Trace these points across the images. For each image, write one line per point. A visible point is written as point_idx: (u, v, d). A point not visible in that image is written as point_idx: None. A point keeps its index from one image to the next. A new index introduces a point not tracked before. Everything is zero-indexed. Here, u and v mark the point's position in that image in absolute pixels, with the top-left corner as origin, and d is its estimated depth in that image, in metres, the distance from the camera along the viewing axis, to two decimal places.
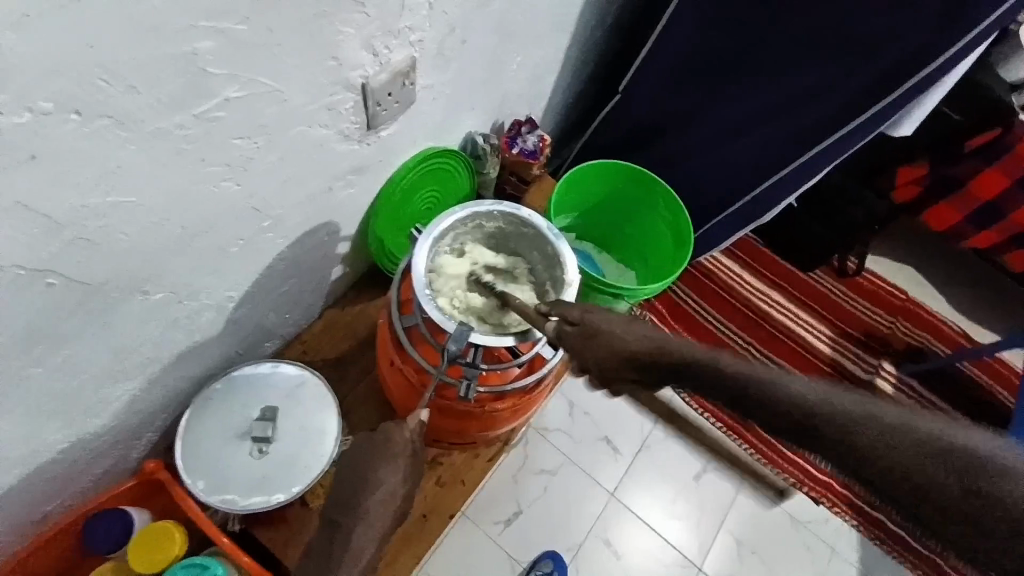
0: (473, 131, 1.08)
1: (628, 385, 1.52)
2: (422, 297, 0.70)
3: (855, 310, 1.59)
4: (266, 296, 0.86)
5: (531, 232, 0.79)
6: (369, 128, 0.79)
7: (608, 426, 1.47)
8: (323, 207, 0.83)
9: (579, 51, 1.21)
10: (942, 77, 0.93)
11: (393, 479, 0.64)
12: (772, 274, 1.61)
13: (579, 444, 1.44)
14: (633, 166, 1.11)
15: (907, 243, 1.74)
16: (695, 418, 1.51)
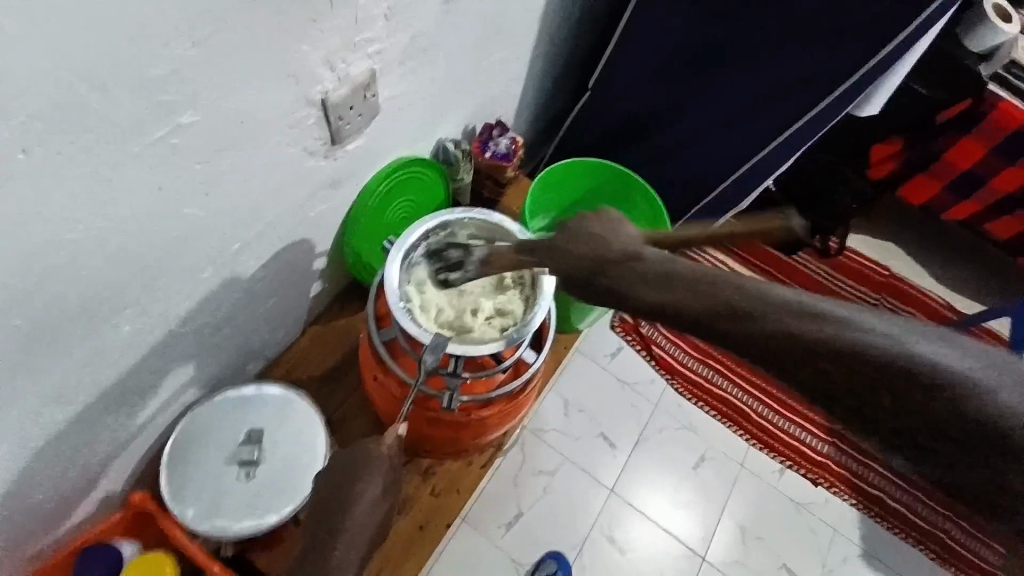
0: (445, 137, 1.08)
1: (621, 379, 1.52)
2: (398, 312, 0.69)
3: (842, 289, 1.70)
4: (246, 315, 0.85)
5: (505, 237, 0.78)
6: (335, 143, 0.78)
7: (604, 421, 1.47)
8: (296, 224, 0.83)
9: (546, 50, 1.21)
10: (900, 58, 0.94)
11: (372, 492, 0.65)
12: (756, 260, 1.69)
13: (575, 441, 1.45)
14: (607, 162, 1.11)
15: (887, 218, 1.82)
16: (690, 408, 1.51)
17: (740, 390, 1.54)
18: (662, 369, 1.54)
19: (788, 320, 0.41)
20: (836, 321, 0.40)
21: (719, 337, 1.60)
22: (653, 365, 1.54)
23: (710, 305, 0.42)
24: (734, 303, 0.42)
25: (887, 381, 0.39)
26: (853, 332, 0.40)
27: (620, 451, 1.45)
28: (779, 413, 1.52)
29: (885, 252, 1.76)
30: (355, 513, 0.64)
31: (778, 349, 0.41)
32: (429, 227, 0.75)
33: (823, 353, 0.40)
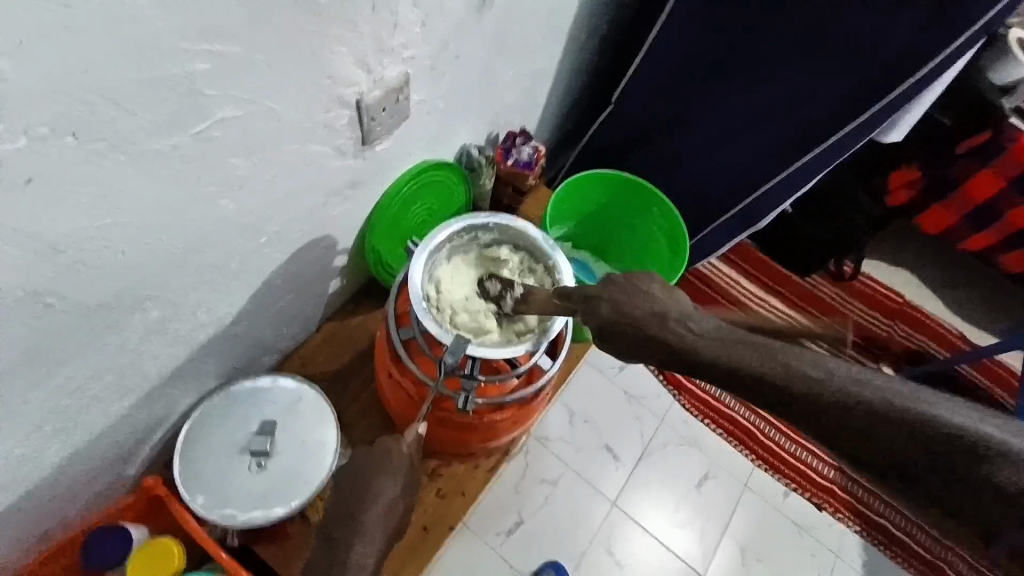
0: (468, 143, 1.09)
1: (629, 392, 1.52)
2: (420, 311, 0.69)
3: (854, 314, 1.71)
4: (266, 308, 0.86)
5: (528, 243, 0.78)
6: (364, 144, 0.79)
7: (609, 433, 1.47)
8: (320, 221, 0.84)
9: (571, 62, 1.23)
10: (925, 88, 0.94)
11: (390, 492, 0.66)
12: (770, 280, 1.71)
13: (580, 452, 1.44)
14: (627, 174, 1.11)
15: (899, 245, 1.84)
16: (697, 425, 1.51)
17: (747, 410, 1.53)
18: (670, 384, 1.54)
19: (864, 401, 0.45)
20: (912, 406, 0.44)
21: None
22: (661, 380, 1.55)
23: (781, 380, 0.47)
24: (804, 387, 0.47)
25: (943, 461, 0.42)
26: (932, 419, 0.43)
27: (624, 464, 1.45)
28: (786, 435, 1.51)
29: (895, 278, 1.79)
30: (367, 510, 0.64)
31: (849, 426, 0.45)
32: (453, 230, 0.75)
33: (898, 434, 0.43)
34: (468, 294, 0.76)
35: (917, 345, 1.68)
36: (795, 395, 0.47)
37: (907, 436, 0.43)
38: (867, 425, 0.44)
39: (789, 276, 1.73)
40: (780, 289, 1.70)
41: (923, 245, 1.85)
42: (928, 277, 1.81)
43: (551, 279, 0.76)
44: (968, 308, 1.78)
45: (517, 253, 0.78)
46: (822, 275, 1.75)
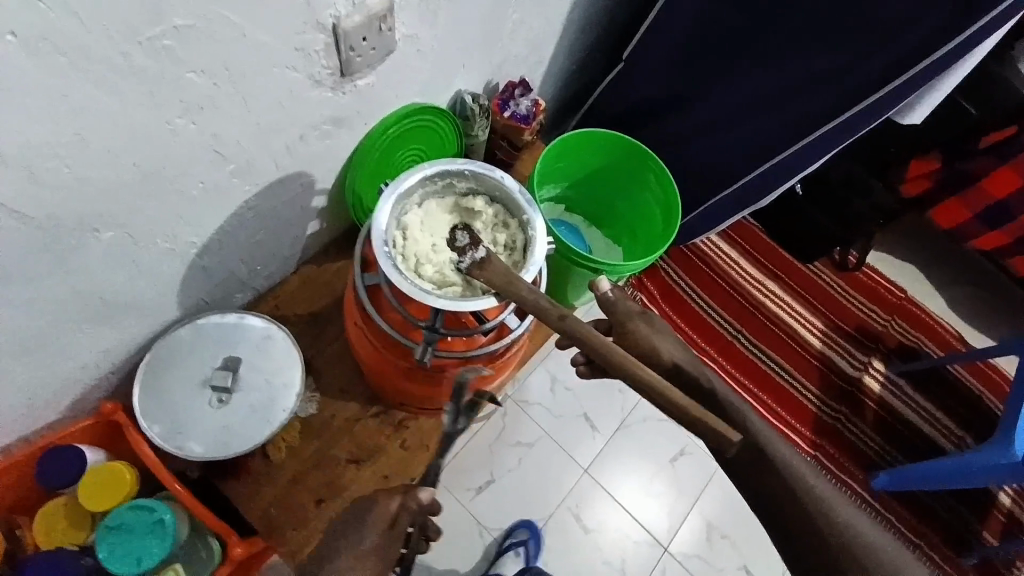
0: (463, 89, 1.03)
1: None
2: (382, 259, 0.63)
3: (852, 306, 1.67)
4: (236, 244, 0.84)
5: (504, 195, 0.71)
6: (344, 75, 0.74)
7: (589, 402, 1.47)
8: (297, 157, 0.80)
9: (582, 13, 1.16)
10: (946, 70, 0.87)
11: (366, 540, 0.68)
12: (768, 261, 1.67)
13: (558, 419, 1.44)
14: (626, 136, 1.05)
15: (908, 239, 1.79)
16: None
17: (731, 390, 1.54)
18: None
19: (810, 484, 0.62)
20: (835, 508, 0.61)
21: (720, 334, 1.60)
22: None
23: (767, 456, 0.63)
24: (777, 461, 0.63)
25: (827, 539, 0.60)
26: (841, 522, 0.61)
27: (600, 435, 1.44)
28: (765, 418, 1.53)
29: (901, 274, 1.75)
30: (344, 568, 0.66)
31: (782, 500, 0.62)
32: (421, 174, 0.68)
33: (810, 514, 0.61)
34: (435, 246, 0.69)
35: (911, 340, 1.65)
36: (790, 503, 0.62)
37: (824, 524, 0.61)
38: (799, 506, 0.62)
39: (790, 261, 1.69)
40: (779, 274, 1.67)
41: (932, 240, 1.80)
42: (932, 276, 1.76)
43: (525, 235, 0.69)
44: (969, 309, 1.74)
45: (492, 204, 0.71)
46: (824, 264, 1.71)
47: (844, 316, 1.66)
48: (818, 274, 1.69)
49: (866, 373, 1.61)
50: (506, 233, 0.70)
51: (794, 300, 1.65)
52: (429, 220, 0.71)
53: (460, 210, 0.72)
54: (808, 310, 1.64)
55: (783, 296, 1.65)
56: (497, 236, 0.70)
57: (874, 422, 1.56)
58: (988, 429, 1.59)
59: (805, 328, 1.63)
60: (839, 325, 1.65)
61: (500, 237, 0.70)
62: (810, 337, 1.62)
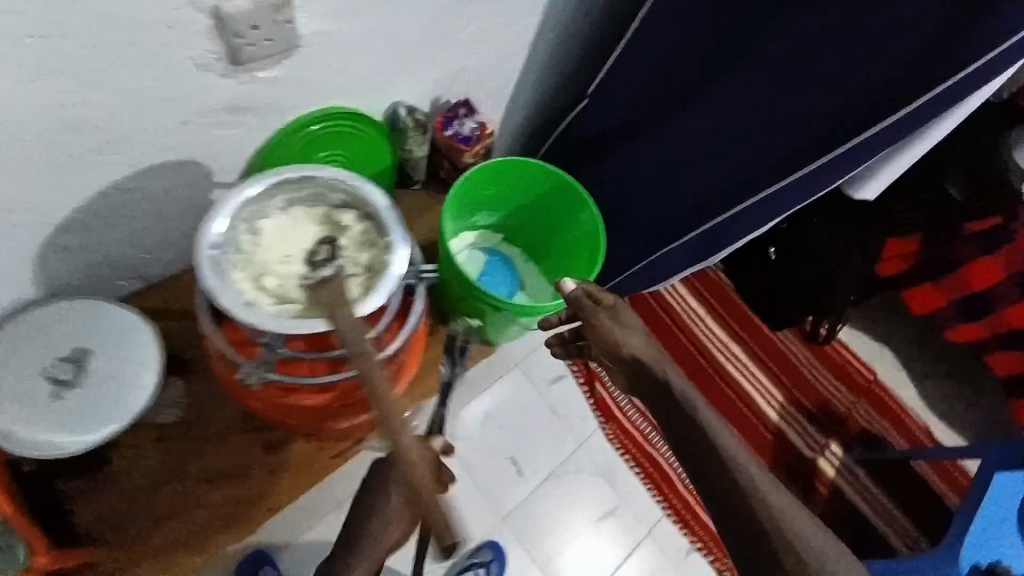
0: (399, 101, 0.98)
1: (552, 408, 1.48)
2: (206, 262, 0.56)
3: (818, 384, 1.58)
4: (110, 226, 0.78)
5: (375, 215, 0.64)
6: (236, 64, 0.69)
7: (520, 444, 1.43)
8: (183, 142, 0.74)
9: (552, 42, 1.10)
10: (877, 155, 0.79)
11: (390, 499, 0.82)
12: (734, 322, 1.60)
13: (485, 456, 1.41)
14: (556, 169, 0.99)
15: (890, 320, 1.70)
16: (613, 454, 1.47)
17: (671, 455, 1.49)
18: (598, 411, 1.49)
19: (760, 486, 0.67)
20: (782, 510, 0.66)
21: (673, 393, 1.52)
22: (590, 404, 1.50)
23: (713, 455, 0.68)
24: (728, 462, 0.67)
25: (769, 538, 0.64)
26: (786, 524, 0.65)
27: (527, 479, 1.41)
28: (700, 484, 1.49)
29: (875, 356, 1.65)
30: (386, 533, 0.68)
31: (732, 500, 0.66)
32: (277, 179, 0.61)
33: (759, 513, 0.65)
34: (285, 259, 0.63)
35: (875, 429, 1.56)
36: (738, 501, 0.66)
37: (765, 527, 0.64)
38: (743, 506, 0.65)
39: (759, 325, 1.61)
40: (744, 338, 1.59)
41: (916, 325, 1.70)
42: (913, 365, 1.65)
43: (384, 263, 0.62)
44: (940, 405, 1.63)
45: (360, 222, 0.64)
46: (794, 333, 1.62)
47: (807, 391, 1.58)
48: (785, 343, 1.61)
49: (820, 456, 1.52)
50: (368, 254, 0.63)
51: (756, 367, 1.58)
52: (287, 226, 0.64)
53: (326, 223, 0.65)
54: (769, 381, 1.56)
55: (745, 361, 1.57)
56: (356, 257, 0.63)
57: (823, 510, 1.47)
58: (937, 532, 1.49)
59: (763, 399, 1.55)
60: (800, 400, 1.56)
61: (360, 258, 0.63)
62: (765, 408, 1.54)
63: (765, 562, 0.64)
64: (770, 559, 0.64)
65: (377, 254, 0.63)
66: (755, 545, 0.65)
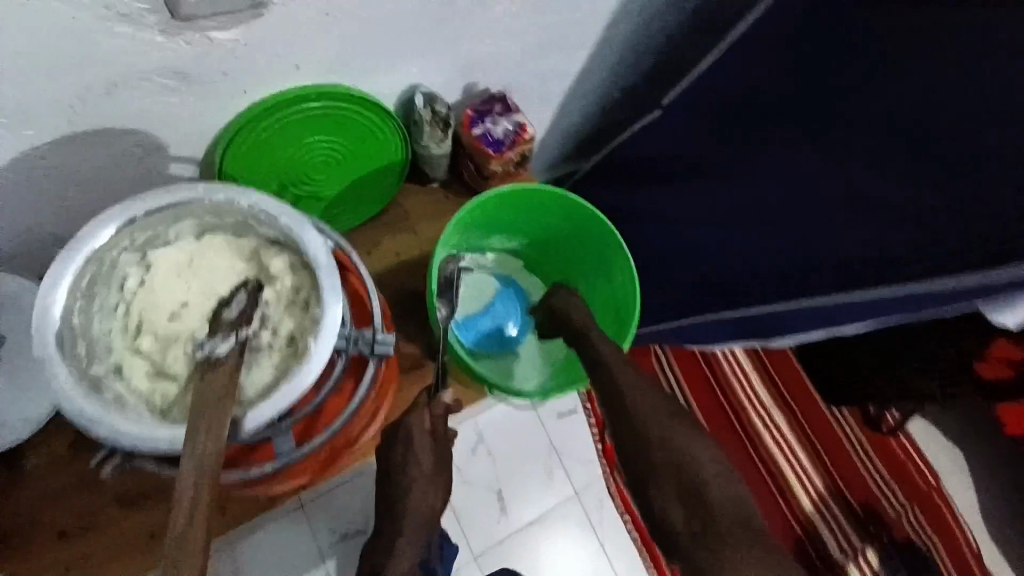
0: (419, 85, 0.79)
1: (554, 445, 1.29)
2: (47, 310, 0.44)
3: (867, 477, 1.34)
4: (37, 198, 0.63)
5: (305, 267, 0.50)
6: (174, 19, 0.51)
7: (508, 479, 1.26)
8: (117, 110, 0.58)
9: (624, 34, 0.90)
10: None
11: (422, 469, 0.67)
12: (784, 386, 1.37)
13: (467, 485, 1.24)
14: (595, 210, 0.79)
15: (960, 417, 1.45)
16: (611, 514, 1.28)
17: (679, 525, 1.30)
18: (606, 457, 1.30)
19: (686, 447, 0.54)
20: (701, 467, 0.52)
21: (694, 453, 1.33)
22: (598, 448, 1.30)
23: (630, 415, 0.58)
24: (642, 423, 0.57)
25: (692, 502, 0.51)
26: (705, 484, 0.51)
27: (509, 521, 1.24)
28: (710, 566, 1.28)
29: (937, 456, 1.41)
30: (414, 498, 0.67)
31: (653, 466, 0.54)
32: (182, 203, 0.48)
33: (681, 472, 0.52)
34: (179, 308, 0.52)
35: (926, 542, 1.31)
36: (657, 464, 0.54)
37: (684, 489, 0.51)
38: (662, 469, 0.53)
39: (812, 394, 1.38)
40: (793, 406, 1.37)
41: (992, 430, 1.45)
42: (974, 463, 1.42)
43: (304, 337, 0.48)
44: (1003, 528, 1.39)
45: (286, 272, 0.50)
46: (853, 412, 1.38)
47: (853, 483, 1.33)
48: (839, 422, 1.37)
49: (851, 560, 1.28)
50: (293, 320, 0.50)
51: (798, 442, 1.35)
52: (188, 265, 0.52)
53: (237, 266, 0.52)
54: (809, 461, 1.33)
55: (788, 435, 1.34)
56: (270, 320, 0.49)
57: None
58: None
59: (799, 480, 1.32)
60: (845, 493, 1.32)
61: (282, 322, 0.50)
62: (799, 493, 1.31)
63: (689, 546, 0.49)
64: (693, 533, 0.50)
65: (295, 324, 0.49)
66: (681, 517, 0.51)
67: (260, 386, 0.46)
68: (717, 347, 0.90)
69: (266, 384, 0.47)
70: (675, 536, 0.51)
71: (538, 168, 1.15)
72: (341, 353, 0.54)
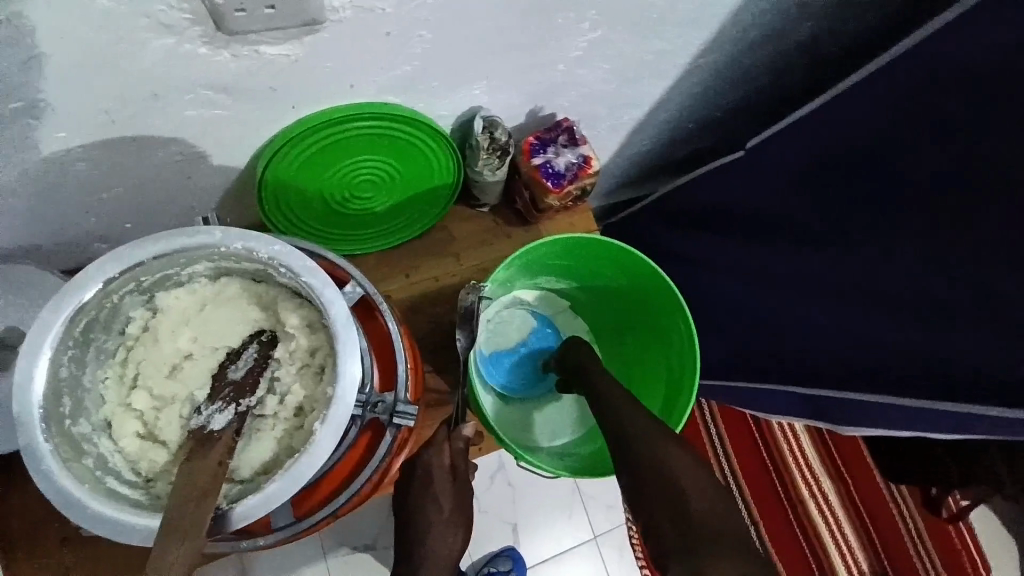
0: (482, 108, 0.72)
1: (578, 485, 1.20)
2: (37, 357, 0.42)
3: (919, 566, 1.21)
4: (73, 193, 0.61)
5: (321, 337, 0.51)
6: (222, 31, 0.47)
7: (525, 512, 1.19)
8: (156, 117, 0.55)
9: (712, 66, 0.80)
10: None
11: (437, 517, 0.58)
12: (839, 457, 1.24)
13: (481, 513, 1.18)
14: (658, 271, 0.72)
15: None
16: (629, 563, 1.20)
17: None
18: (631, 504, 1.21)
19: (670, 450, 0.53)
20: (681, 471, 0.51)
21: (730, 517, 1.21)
22: None
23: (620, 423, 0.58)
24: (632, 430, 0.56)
25: (673, 499, 0.48)
26: (683, 487, 0.49)
27: (520, 557, 1.17)
28: None
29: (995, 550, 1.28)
30: (430, 542, 0.58)
31: (638, 468, 0.52)
32: (196, 253, 0.47)
33: (663, 473, 0.51)
34: (180, 362, 0.51)
35: None
36: (642, 468, 0.52)
37: (663, 489, 0.49)
38: (646, 471, 0.52)
39: (868, 465, 1.25)
40: (846, 479, 1.23)
41: None
42: None
43: (311, 410, 0.49)
44: None
45: (298, 339, 0.51)
46: (911, 491, 1.24)
47: (904, 572, 1.21)
48: (895, 502, 1.23)
49: None
50: (302, 389, 0.50)
51: (848, 519, 1.22)
52: (194, 316, 0.52)
53: (244, 323, 0.52)
54: (858, 542, 1.20)
55: (837, 511, 1.21)
56: (278, 388, 0.50)
57: None
58: None
59: (843, 562, 1.19)
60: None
61: (290, 390, 0.50)
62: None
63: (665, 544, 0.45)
64: (671, 533, 0.46)
65: (303, 394, 0.50)
66: (659, 518, 0.48)
67: (263, 460, 0.48)
68: (776, 417, 0.82)
69: (268, 460, 0.48)
70: (654, 544, 0.47)
71: (595, 195, 1.07)
72: (354, 421, 0.51)
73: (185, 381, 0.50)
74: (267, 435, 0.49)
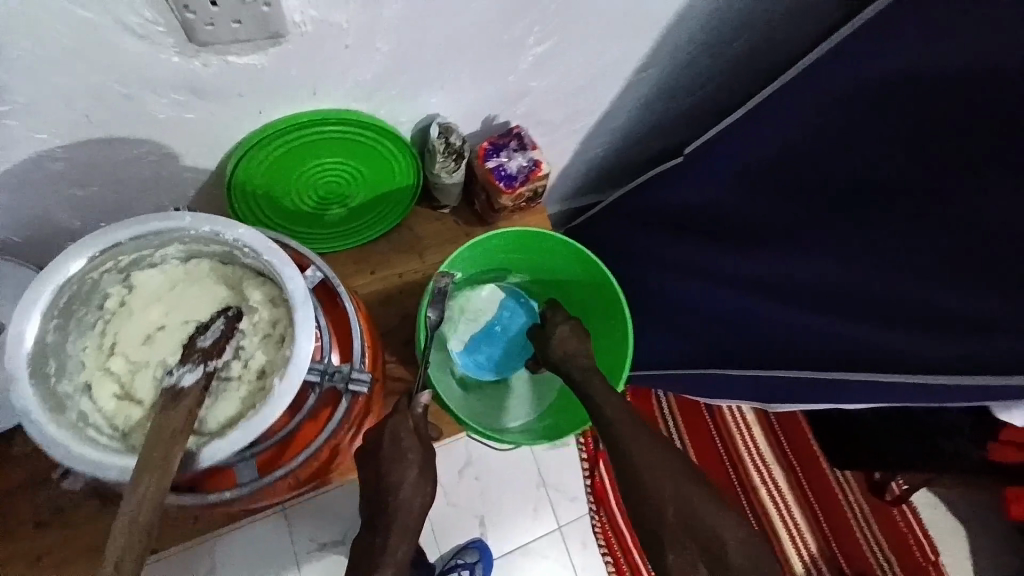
0: (437, 116, 0.79)
1: (543, 479, 1.26)
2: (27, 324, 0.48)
3: (865, 548, 1.29)
4: (51, 190, 0.65)
5: (282, 307, 0.56)
6: (193, 42, 0.53)
7: (491, 506, 1.24)
8: (132, 119, 0.60)
9: (647, 79, 0.89)
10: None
11: (411, 476, 0.63)
12: (787, 445, 1.32)
13: (450, 508, 1.22)
14: (597, 260, 0.81)
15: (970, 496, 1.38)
16: (593, 554, 1.25)
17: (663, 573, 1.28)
18: (594, 496, 1.27)
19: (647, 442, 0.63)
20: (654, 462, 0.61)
21: None
22: (586, 485, 1.27)
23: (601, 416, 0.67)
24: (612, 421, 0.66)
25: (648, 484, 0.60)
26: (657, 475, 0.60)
27: (487, 548, 1.21)
28: None
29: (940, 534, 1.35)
30: (400, 500, 0.62)
31: (621, 458, 0.63)
32: (167, 234, 0.52)
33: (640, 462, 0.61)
34: (153, 333, 0.56)
35: None
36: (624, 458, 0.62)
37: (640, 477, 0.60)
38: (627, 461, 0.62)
39: (814, 452, 1.33)
40: (793, 465, 1.32)
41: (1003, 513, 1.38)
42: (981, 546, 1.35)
43: (271, 373, 0.54)
44: None
45: (261, 310, 0.56)
46: (856, 477, 1.33)
47: (850, 552, 1.28)
48: (839, 485, 1.32)
49: None
50: (265, 355, 0.56)
51: (796, 503, 1.30)
52: (167, 292, 0.57)
53: (214, 297, 0.57)
54: (806, 524, 1.28)
55: (786, 494, 1.30)
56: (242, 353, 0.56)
57: None
58: None
59: (791, 543, 1.27)
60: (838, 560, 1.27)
61: (254, 356, 0.56)
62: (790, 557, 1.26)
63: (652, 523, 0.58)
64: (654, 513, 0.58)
65: (264, 359, 0.55)
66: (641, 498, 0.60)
67: (227, 418, 0.53)
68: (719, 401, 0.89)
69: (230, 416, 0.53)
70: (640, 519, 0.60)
71: (552, 199, 1.14)
72: (316, 387, 0.58)
73: (157, 349, 0.55)
74: (231, 395, 0.54)
